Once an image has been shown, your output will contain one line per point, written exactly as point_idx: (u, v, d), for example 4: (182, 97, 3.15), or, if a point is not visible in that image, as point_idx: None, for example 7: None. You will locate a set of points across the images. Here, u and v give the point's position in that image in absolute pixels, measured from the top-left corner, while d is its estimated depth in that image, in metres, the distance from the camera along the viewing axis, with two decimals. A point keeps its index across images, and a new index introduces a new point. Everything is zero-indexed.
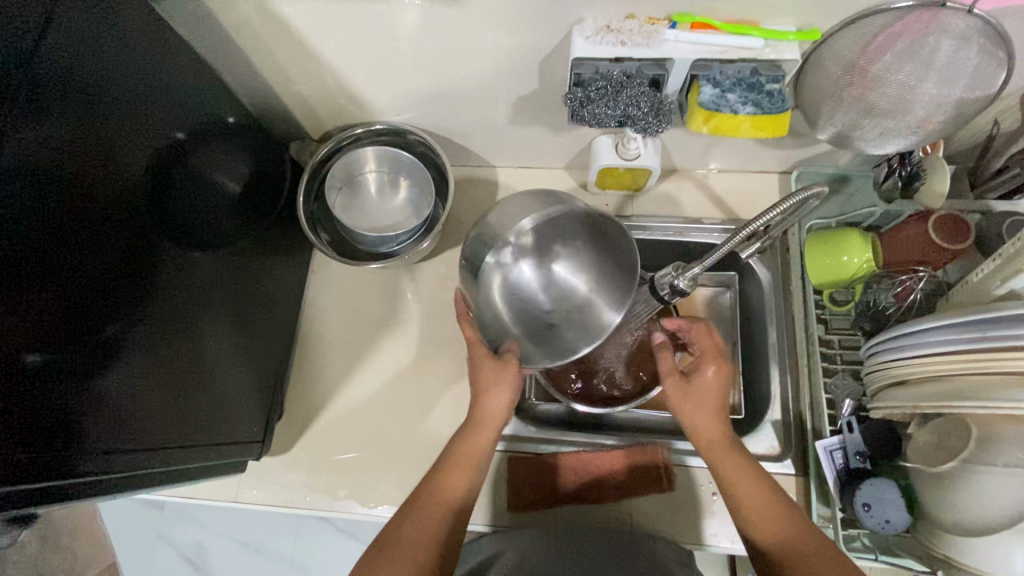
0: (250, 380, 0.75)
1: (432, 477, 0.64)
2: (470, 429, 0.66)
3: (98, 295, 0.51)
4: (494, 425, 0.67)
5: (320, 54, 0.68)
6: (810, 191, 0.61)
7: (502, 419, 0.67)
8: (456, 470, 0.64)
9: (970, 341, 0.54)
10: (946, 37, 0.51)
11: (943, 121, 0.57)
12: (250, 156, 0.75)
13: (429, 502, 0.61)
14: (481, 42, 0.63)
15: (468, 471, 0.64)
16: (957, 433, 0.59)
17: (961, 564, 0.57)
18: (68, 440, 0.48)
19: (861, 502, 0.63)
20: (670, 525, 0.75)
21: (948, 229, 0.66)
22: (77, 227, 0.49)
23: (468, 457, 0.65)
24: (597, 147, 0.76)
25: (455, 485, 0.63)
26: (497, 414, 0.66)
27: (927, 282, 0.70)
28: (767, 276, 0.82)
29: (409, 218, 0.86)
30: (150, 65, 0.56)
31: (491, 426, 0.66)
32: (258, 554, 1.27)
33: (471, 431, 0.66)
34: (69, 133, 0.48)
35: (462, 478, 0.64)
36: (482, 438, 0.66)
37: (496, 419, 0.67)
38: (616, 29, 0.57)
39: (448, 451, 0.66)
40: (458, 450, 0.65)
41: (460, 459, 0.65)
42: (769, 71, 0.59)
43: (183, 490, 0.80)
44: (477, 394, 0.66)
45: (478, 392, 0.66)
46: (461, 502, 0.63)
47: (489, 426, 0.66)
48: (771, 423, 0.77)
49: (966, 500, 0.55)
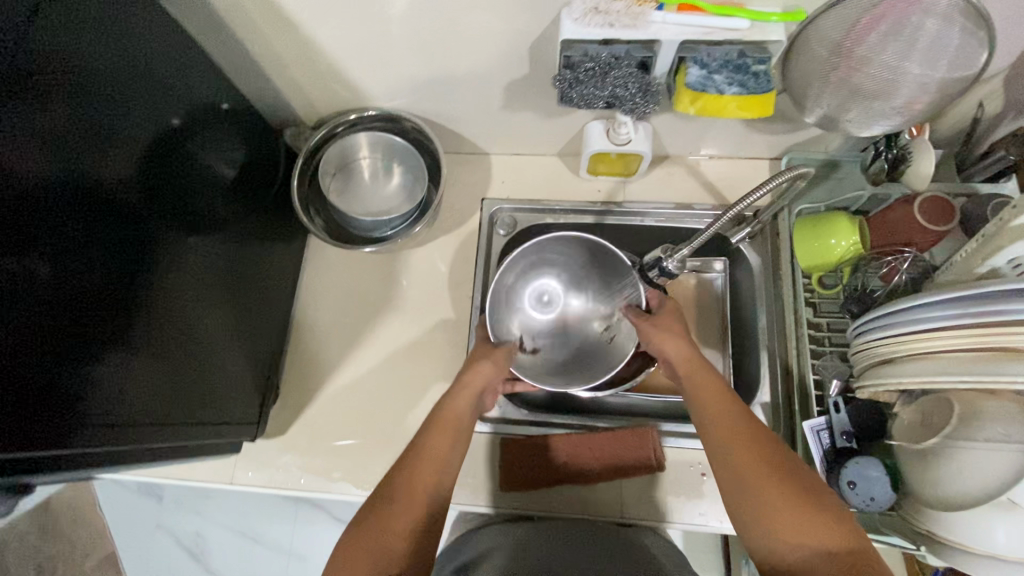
0: (245, 363, 0.76)
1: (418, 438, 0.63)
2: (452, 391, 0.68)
3: (95, 276, 0.51)
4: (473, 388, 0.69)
5: (315, 39, 0.69)
6: (795, 172, 0.63)
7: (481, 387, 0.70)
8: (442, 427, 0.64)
9: (959, 318, 0.54)
10: (929, 17, 0.51)
11: (926, 100, 0.58)
12: (245, 141, 0.75)
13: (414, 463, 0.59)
14: (472, 25, 0.63)
15: (455, 432, 0.63)
16: (941, 411, 0.60)
17: (944, 539, 0.57)
18: (64, 416, 0.49)
19: (847, 479, 0.64)
20: (660, 506, 0.77)
21: (933, 210, 0.69)
22: (74, 210, 0.49)
23: (451, 417, 0.65)
24: (588, 133, 0.77)
25: (442, 444, 0.61)
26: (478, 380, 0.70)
27: (914, 266, 0.69)
28: (757, 262, 0.84)
29: (402, 203, 0.88)
30: (144, 50, 0.57)
31: (472, 390, 0.68)
32: (256, 543, 1.28)
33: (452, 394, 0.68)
34: (62, 116, 0.48)
35: (448, 435, 0.63)
36: (465, 399, 0.67)
37: (478, 385, 0.69)
38: (604, 10, 0.57)
39: (432, 414, 0.65)
40: (442, 411, 0.65)
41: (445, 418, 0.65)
42: (756, 53, 0.60)
43: (178, 473, 0.81)
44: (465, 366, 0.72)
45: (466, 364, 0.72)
46: (450, 460, 0.61)
47: (474, 390, 0.69)
48: (760, 406, 0.80)
49: (948, 475, 0.57)
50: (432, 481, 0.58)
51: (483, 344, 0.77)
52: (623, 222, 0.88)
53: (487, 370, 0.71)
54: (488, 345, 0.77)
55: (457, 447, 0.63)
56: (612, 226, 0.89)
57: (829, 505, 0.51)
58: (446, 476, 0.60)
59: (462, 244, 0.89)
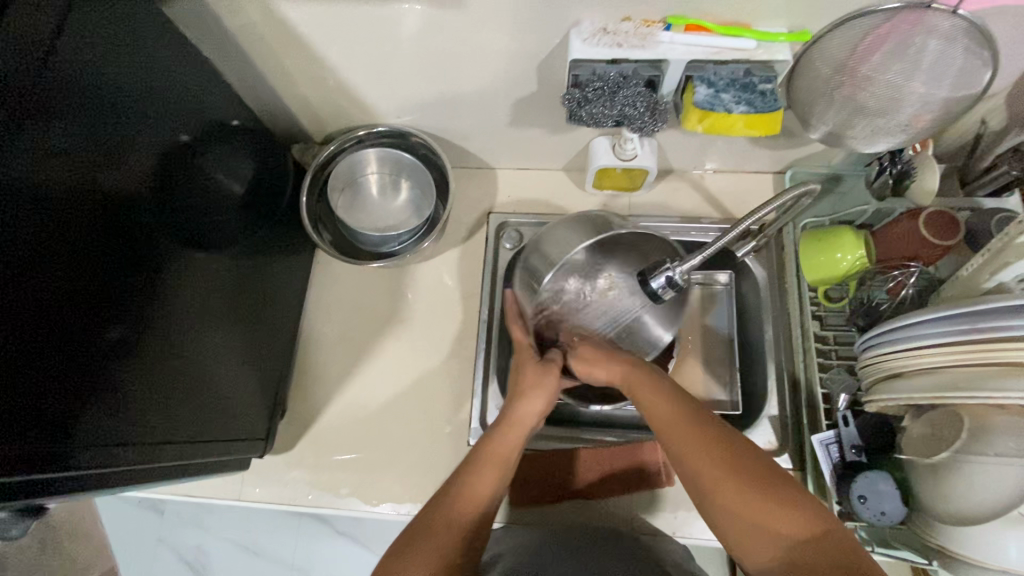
0: (253, 380, 0.76)
1: (458, 475, 0.61)
2: (499, 429, 0.66)
3: (106, 293, 0.52)
4: (523, 429, 0.67)
5: (325, 59, 0.70)
6: (807, 187, 0.64)
7: (534, 424, 0.68)
8: (486, 468, 0.62)
9: (962, 332, 0.55)
10: (932, 38, 0.52)
11: (931, 119, 0.59)
12: (254, 157, 0.76)
13: (452, 500, 0.58)
14: (481, 45, 0.65)
15: (499, 471, 0.62)
16: (951, 425, 0.59)
17: (957, 554, 0.57)
18: (68, 436, 0.49)
19: (857, 493, 0.64)
20: (670, 522, 0.76)
21: (941, 226, 0.68)
22: (88, 231, 0.50)
23: (497, 457, 0.63)
24: (595, 148, 0.78)
25: (484, 483, 0.60)
26: (528, 418, 0.67)
27: (918, 279, 0.70)
28: (762, 275, 0.85)
29: (410, 217, 0.88)
30: (160, 70, 0.58)
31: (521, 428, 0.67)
32: (258, 557, 1.27)
33: (496, 432, 0.66)
34: (79, 135, 0.49)
35: (491, 474, 0.61)
36: (512, 438, 0.65)
37: (528, 422, 0.68)
38: (613, 31, 0.59)
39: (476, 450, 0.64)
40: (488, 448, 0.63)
41: (489, 459, 0.63)
42: (762, 72, 0.61)
43: (186, 489, 0.80)
44: (516, 395, 0.69)
45: (516, 394, 0.69)
46: (490, 501, 0.60)
47: (522, 430, 0.67)
48: (769, 419, 0.78)
49: (960, 490, 0.57)
50: (468, 520, 0.57)
51: (534, 363, 0.71)
52: None
53: (536, 404, 0.68)
54: (540, 365, 0.71)
55: (498, 488, 0.61)
56: None
57: (791, 501, 0.48)
58: (484, 517, 0.59)
59: (469, 258, 0.90)
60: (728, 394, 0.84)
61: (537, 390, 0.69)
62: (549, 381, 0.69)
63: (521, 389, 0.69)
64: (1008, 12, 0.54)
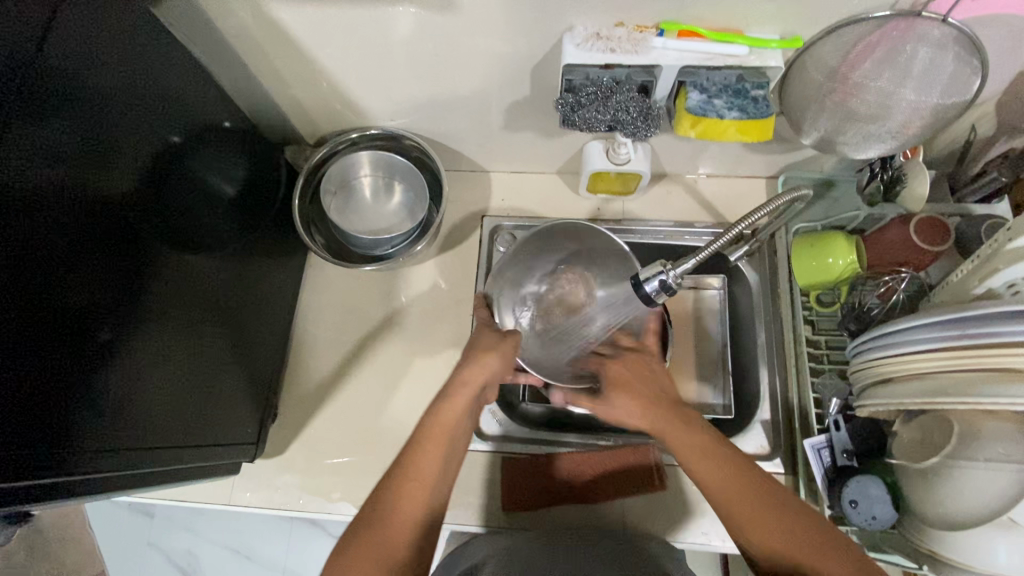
0: (243, 382, 0.75)
1: (404, 454, 0.59)
2: (443, 397, 0.63)
3: (95, 295, 0.51)
4: (472, 394, 0.63)
5: (317, 60, 0.69)
6: (797, 192, 0.65)
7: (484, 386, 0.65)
8: (430, 444, 0.59)
9: (949, 339, 0.55)
10: (923, 45, 0.53)
11: (922, 126, 0.59)
12: (244, 158, 0.75)
13: (395, 484, 0.56)
14: (475, 48, 0.64)
15: (442, 446, 0.59)
16: (940, 429, 0.60)
17: (946, 557, 0.57)
18: (55, 440, 0.48)
19: (849, 498, 0.64)
20: (664, 526, 0.76)
21: (928, 231, 0.70)
22: (74, 232, 0.49)
23: (439, 434, 0.60)
24: (587, 152, 0.78)
25: (427, 463, 0.57)
26: (478, 379, 0.64)
27: (911, 283, 0.70)
28: (755, 280, 0.86)
29: (403, 221, 0.88)
30: (150, 71, 0.58)
31: (470, 388, 0.63)
32: (249, 561, 1.26)
33: (439, 405, 0.62)
34: (66, 137, 0.49)
35: (435, 452, 0.58)
36: (458, 405, 0.62)
37: (477, 383, 0.64)
38: (606, 36, 0.59)
39: (417, 430, 0.61)
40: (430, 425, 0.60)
41: (433, 433, 0.60)
42: (755, 78, 0.61)
43: (175, 493, 0.80)
44: (463, 361, 0.66)
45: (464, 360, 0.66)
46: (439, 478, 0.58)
47: (467, 391, 0.63)
48: (760, 423, 0.79)
49: (952, 494, 0.57)
50: (415, 505, 0.55)
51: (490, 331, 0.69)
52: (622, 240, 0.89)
53: (487, 367, 0.65)
54: (496, 333, 0.69)
55: (447, 461, 0.59)
56: None
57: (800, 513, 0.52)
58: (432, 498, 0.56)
59: (462, 261, 0.90)
60: (721, 399, 0.84)
61: (490, 353, 0.66)
62: (500, 346, 0.67)
63: (472, 353, 0.66)
64: (997, 20, 0.55)
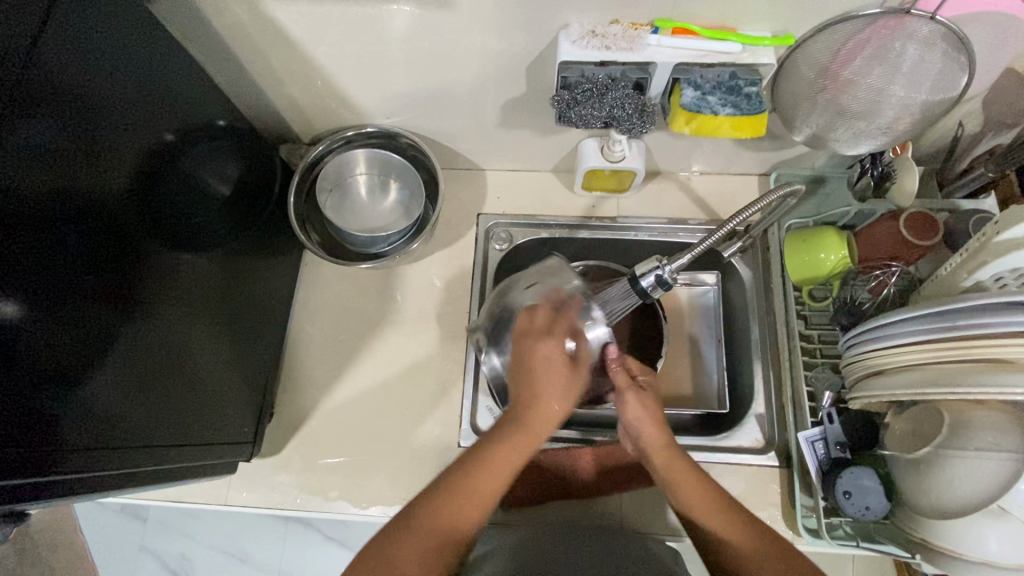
0: (239, 382, 0.75)
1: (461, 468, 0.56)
2: (515, 422, 0.58)
3: (87, 296, 0.51)
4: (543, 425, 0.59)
5: (312, 57, 0.69)
6: (790, 187, 0.66)
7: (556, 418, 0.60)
8: (493, 468, 0.56)
9: (940, 331, 0.56)
10: (911, 43, 0.54)
11: (911, 123, 0.60)
12: (239, 156, 0.75)
13: (450, 498, 0.55)
14: (470, 45, 0.65)
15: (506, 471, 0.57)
16: (931, 420, 0.61)
17: (938, 546, 0.59)
18: (47, 443, 0.47)
19: (842, 489, 0.65)
20: (659, 521, 0.76)
21: (918, 226, 0.71)
22: (67, 234, 0.49)
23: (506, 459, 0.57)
24: (583, 150, 0.78)
25: (486, 483, 0.56)
26: (554, 411, 0.59)
27: (901, 278, 0.71)
28: (748, 275, 0.86)
29: (398, 219, 0.87)
30: (140, 67, 0.57)
31: (543, 420, 0.58)
32: (244, 563, 1.25)
33: (510, 426, 0.58)
34: (57, 135, 0.48)
35: (493, 476, 0.56)
36: (527, 434, 0.58)
37: (552, 414, 0.59)
38: (601, 34, 0.60)
39: (480, 445, 0.58)
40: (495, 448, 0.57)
41: (498, 459, 0.56)
42: (747, 75, 0.62)
43: (170, 494, 0.79)
44: (540, 383, 0.59)
45: (542, 383, 0.59)
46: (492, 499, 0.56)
47: (542, 424, 0.58)
48: (756, 416, 0.80)
49: (944, 483, 0.58)
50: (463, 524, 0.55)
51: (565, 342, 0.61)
52: (616, 237, 0.89)
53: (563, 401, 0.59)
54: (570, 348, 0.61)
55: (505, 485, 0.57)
56: (603, 238, 0.90)
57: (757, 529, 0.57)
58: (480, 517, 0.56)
59: (458, 258, 0.90)
60: (715, 390, 0.87)
61: (566, 383, 0.59)
62: (578, 374, 0.60)
63: (548, 374, 0.59)
64: (983, 17, 0.56)
